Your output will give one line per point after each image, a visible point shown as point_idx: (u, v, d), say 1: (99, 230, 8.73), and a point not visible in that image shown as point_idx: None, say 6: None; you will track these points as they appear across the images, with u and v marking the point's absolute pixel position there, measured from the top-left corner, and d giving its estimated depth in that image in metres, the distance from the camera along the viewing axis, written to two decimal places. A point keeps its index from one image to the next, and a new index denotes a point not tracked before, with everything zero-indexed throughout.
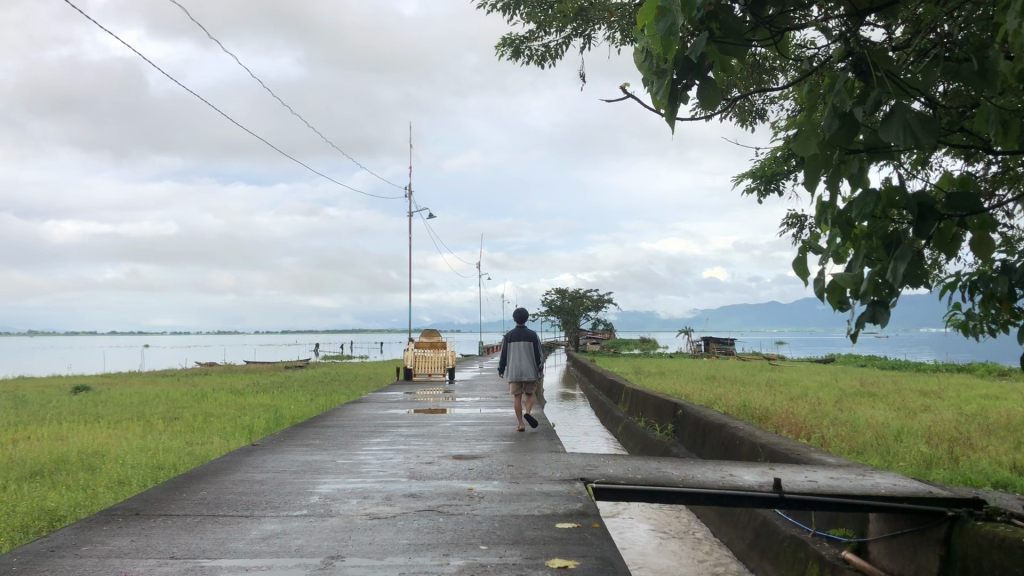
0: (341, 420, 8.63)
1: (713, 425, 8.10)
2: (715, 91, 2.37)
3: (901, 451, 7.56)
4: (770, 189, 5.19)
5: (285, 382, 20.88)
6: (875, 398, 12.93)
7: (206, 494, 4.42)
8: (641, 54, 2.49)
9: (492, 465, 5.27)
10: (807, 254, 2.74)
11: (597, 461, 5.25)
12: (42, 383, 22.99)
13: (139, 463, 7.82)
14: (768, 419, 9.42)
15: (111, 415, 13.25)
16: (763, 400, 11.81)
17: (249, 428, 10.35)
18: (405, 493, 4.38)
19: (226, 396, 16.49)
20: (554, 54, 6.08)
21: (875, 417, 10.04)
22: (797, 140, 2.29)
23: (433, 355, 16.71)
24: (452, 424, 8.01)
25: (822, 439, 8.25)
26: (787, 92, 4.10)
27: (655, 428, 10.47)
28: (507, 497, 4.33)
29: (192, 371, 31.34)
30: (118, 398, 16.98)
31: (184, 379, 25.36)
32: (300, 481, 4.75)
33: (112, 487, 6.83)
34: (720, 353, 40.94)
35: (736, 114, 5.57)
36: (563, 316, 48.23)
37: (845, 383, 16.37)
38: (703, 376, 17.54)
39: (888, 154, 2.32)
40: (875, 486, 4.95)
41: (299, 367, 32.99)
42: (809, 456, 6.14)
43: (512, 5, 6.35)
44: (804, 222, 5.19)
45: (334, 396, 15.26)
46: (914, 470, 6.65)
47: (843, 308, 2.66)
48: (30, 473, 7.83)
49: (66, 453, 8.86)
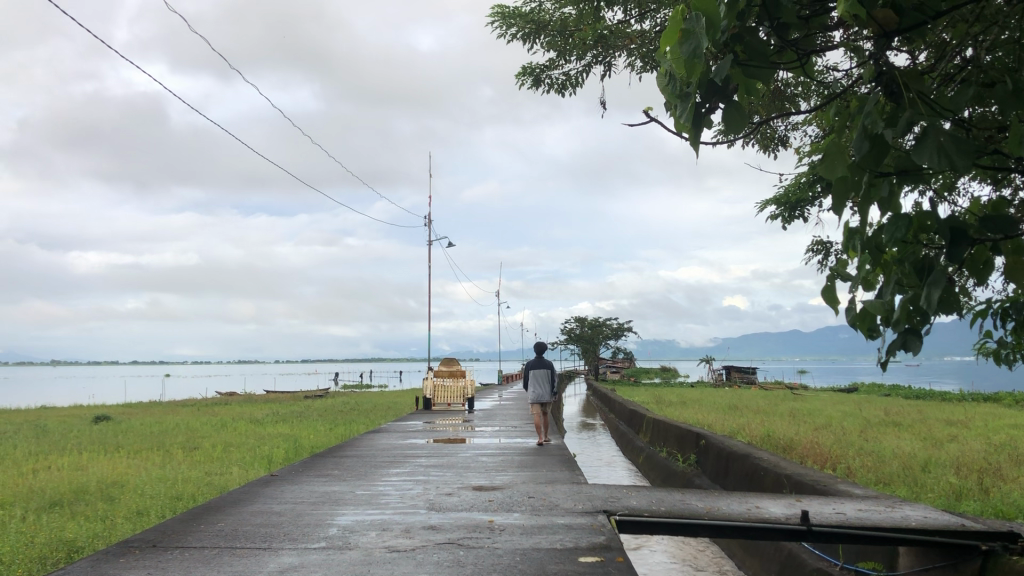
0: (361, 450, 8.58)
1: (737, 455, 7.98)
2: (740, 114, 2.35)
3: (930, 482, 7.41)
4: (795, 216, 5.13)
5: (305, 412, 20.88)
6: (902, 427, 12.72)
7: (224, 526, 4.36)
8: (665, 77, 2.46)
9: (512, 497, 5.19)
10: (836, 281, 2.68)
11: (620, 493, 5.16)
12: (63, 413, 23.10)
13: (158, 493, 7.79)
14: (792, 450, 9.28)
15: (131, 445, 13.24)
16: (787, 430, 11.64)
17: (268, 458, 10.32)
18: (424, 526, 4.31)
19: (246, 426, 16.46)
20: (574, 83, 6.06)
21: (902, 447, 9.87)
22: (824, 163, 2.24)
23: (453, 385, 16.64)
24: (472, 455, 7.93)
25: (848, 470, 8.11)
26: (811, 117, 4.05)
27: (677, 458, 10.34)
28: (528, 529, 4.26)
29: (211, 401, 31.36)
30: (138, 427, 17.00)
31: (204, 408, 25.38)
32: (319, 512, 4.69)
33: (130, 518, 6.80)
34: (741, 382, 40.52)
35: (759, 141, 5.53)
36: (582, 345, 47.96)
37: (870, 413, 16.16)
38: (724, 407, 17.38)
39: (920, 177, 2.26)
40: (905, 518, 4.83)
41: (319, 396, 33.09)
42: (835, 488, 6.02)
43: (532, 34, 6.36)
44: (829, 249, 5.11)
45: (353, 426, 15.17)
46: (943, 503, 6.51)
47: (873, 335, 2.59)
48: (50, 503, 7.82)
49: (86, 484, 8.84)
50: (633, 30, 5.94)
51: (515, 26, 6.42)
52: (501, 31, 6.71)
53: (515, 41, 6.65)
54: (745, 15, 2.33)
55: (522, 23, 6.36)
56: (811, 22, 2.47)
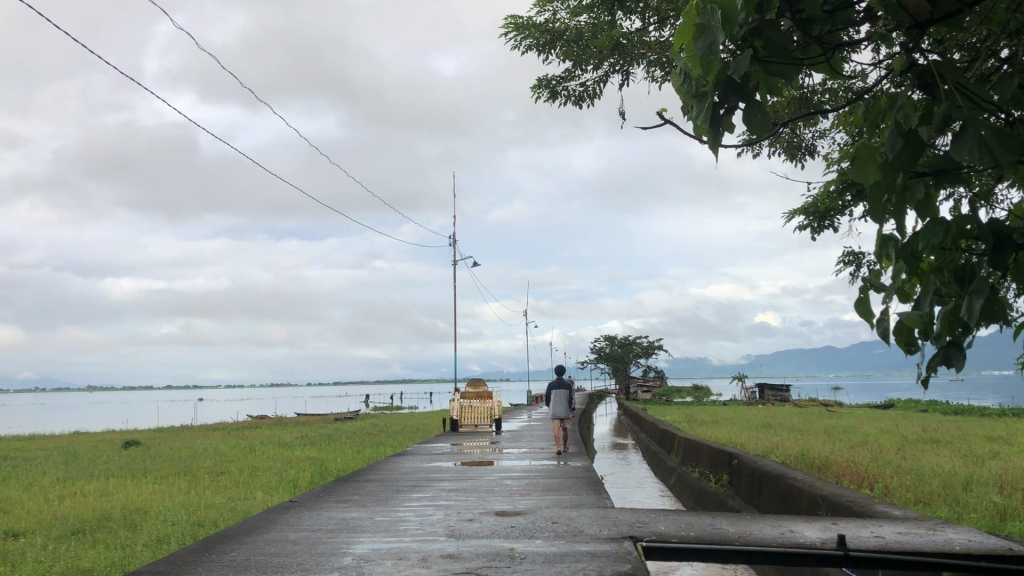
0: (384, 474, 8.42)
1: (770, 475, 7.73)
2: (762, 114, 2.19)
3: (971, 502, 7.13)
4: (824, 226, 4.93)
5: (334, 435, 20.78)
6: (940, 444, 12.37)
7: (236, 555, 4.24)
8: (680, 77, 2.30)
9: (535, 523, 5.00)
10: (869, 292, 2.51)
11: (647, 518, 4.98)
12: (93, 439, 23.12)
13: (180, 520, 7.69)
14: (827, 469, 8.99)
15: (157, 470, 13.17)
16: (822, 448, 11.33)
17: (293, 482, 10.20)
18: (442, 554, 4.15)
19: (273, 450, 16.35)
20: (591, 94, 5.92)
21: (942, 465, 9.55)
22: (854, 166, 2.08)
23: (480, 406, 16.48)
24: (496, 478, 7.73)
25: (886, 489, 7.83)
26: (839, 120, 3.88)
27: (709, 479, 10.09)
28: (550, 558, 4.08)
29: (242, 425, 31.36)
30: (167, 452, 16.95)
31: (233, 433, 25.35)
32: (334, 541, 4.54)
33: (150, 546, 6.69)
34: (774, 399, 39.97)
35: (785, 150, 5.36)
36: (612, 364, 47.59)
37: (906, 429, 15.74)
38: (757, 425, 17.08)
39: (960, 177, 2.08)
40: (948, 542, 4.58)
41: (346, 419, 32.93)
42: (873, 509, 5.78)
43: (547, 45, 6.24)
44: (861, 259, 4.90)
45: (381, 449, 15.01)
46: (987, 523, 6.24)
47: (912, 350, 2.41)
48: (72, 531, 7.74)
49: (109, 511, 8.75)
50: (651, 36, 5.81)
51: (530, 37, 6.31)
52: (516, 43, 6.60)
53: (530, 53, 6.53)
54: (765, 9, 2.18)
55: (538, 34, 6.25)
56: (835, 17, 2.30)
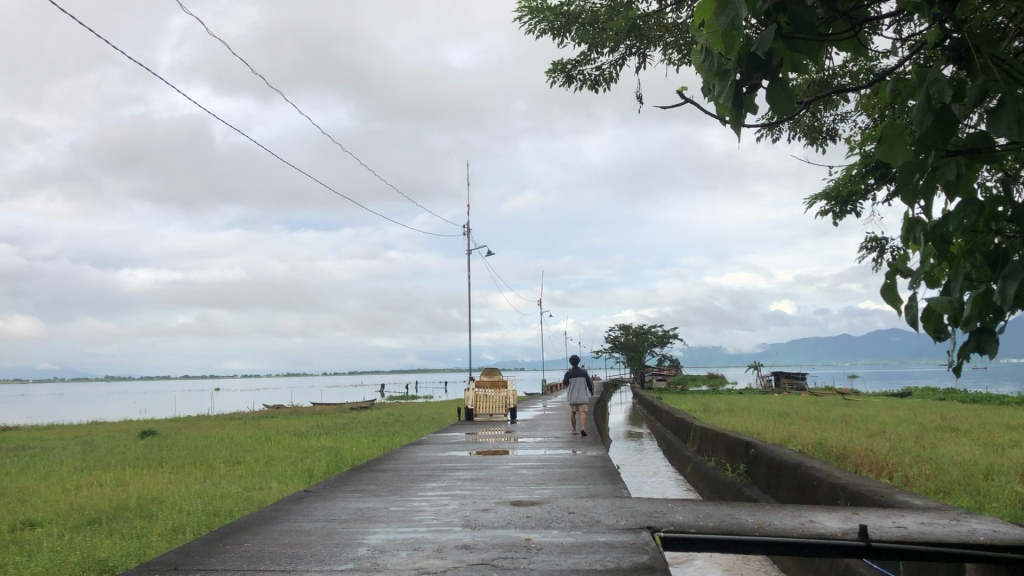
0: (400, 463, 8.40)
1: (788, 464, 7.65)
2: (785, 93, 2.11)
3: (993, 491, 7.02)
4: (847, 211, 4.83)
5: (350, 425, 20.79)
6: (959, 433, 12.22)
7: (250, 546, 4.20)
8: (700, 54, 2.23)
9: (551, 513, 4.95)
10: (895, 278, 2.43)
11: (665, 507, 4.92)
12: (111, 429, 23.10)
13: (196, 510, 7.67)
14: (846, 458, 8.91)
15: (175, 460, 13.18)
16: (840, 437, 11.23)
17: (309, 471, 10.19)
18: (457, 545, 4.10)
19: (289, 440, 16.35)
20: (608, 77, 5.83)
21: (962, 454, 9.44)
22: (881, 146, 2.01)
23: (495, 396, 16.44)
24: (513, 468, 7.68)
25: (905, 479, 7.74)
26: (864, 102, 3.78)
27: (726, 468, 10.01)
28: (567, 548, 4.02)
29: (257, 415, 31.41)
30: (183, 442, 16.97)
31: (248, 422, 25.37)
32: (349, 531, 4.49)
33: (166, 536, 6.68)
34: (791, 388, 39.71)
35: (805, 134, 5.27)
36: (627, 353, 47.44)
37: (924, 418, 15.59)
38: (773, 414, 17.00)
39: (994, 156, 1.98)
40: (972, 532, 4.51)
41: (362, 409, 32.97)
42: (894, 499, 5.69)
43: (562, 28, 6.16)
44: (885, 245, 4.80)
45: (395, 438, 14.96)
46: (1009, 513, 6.16)
47: (940, 337, 2.34)
48: (88, 521, 7.75)
49: (125, 500, 8.76)
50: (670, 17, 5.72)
51: (544, 20, 6.22)
52: (530, 26, 6.51)
53: (544, 37, 6.44)
54: None
55: (552, 17, 6.16)
56: None
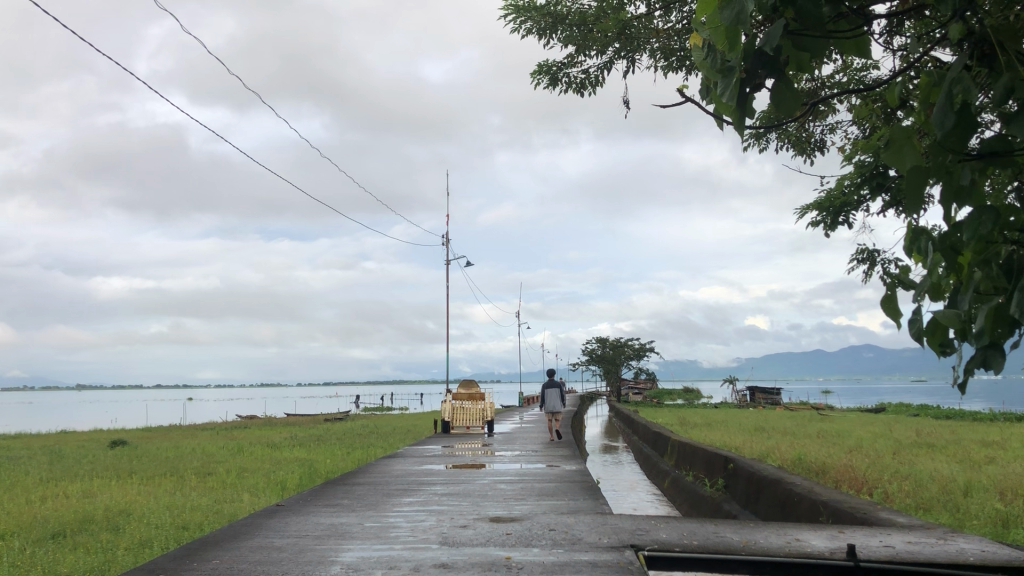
0: (374, 477, 8.23)
1: (768, 480, 7.55)
2: (792, 92, 2.00)
3: (974, 509, 6.94)
4: (839, 222, 4.74)
5: (324, 436, 20.49)
6: (934, 449, 12.20)
7: (218, 564, 4.03)
8: (703, 49, 2.12)
9: (531, 529, 4.81)
10: (898, 290, 2.31)
11: (648, 525, 4.79)
12: (79, 439, 22.63)
13: (164, 522, 7.45)
14: (825, 474, 8.83)
15: (143, 471, 12.88)
16: (818, 452, 11.15)
17: (281, 483, 9.98)
18: (435, 564, 3.95)
19: (261, 451, 16.06)
20: (594, 80, 5.73)
21: (940, 470, 9.39)
22: (889, 150, 1.92)
23: (472, 408, 16.27)
24: (490, 482, 7.53)
25: (885, 495, 7.68)
26: (860, 109, 3.70)
27: (704, 483, 9.89)
28: (548, 568, 3.87)
29: (230, 425, 30.96)
30: (154, 453, 16.63)
31: (220, 433, 24.94)
32: (322, 548, 4.33)
33: (132, 550, 6.47)
34: (767, 402, 39.78)
35: (792, 144, 5.20)
36: (603, 366, 47.35)
37: (900, 434, 15.58)
38: (750, 428, 16.92)
39: (1012, 162, 1.89)
40: (960, 552, 4.42)
41: (337, 420, 32.63)
42: (877, 516, 5.59)
43: (549, 29, 6.06)
44: (875, 257, 4.71)
45: (370, 451, 14.72)
46: (989, 530, 6.10)
47: (946, 352, 2.22)
48: (52, 534, 7.50)
49: (91, 513, 8.50)
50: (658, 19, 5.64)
51: (530, 20, 6.11)
52: (515, 26, 6.40)
53: (530, 38, 6.34)
54: None
55: (538, 17, 6.06)
56: None
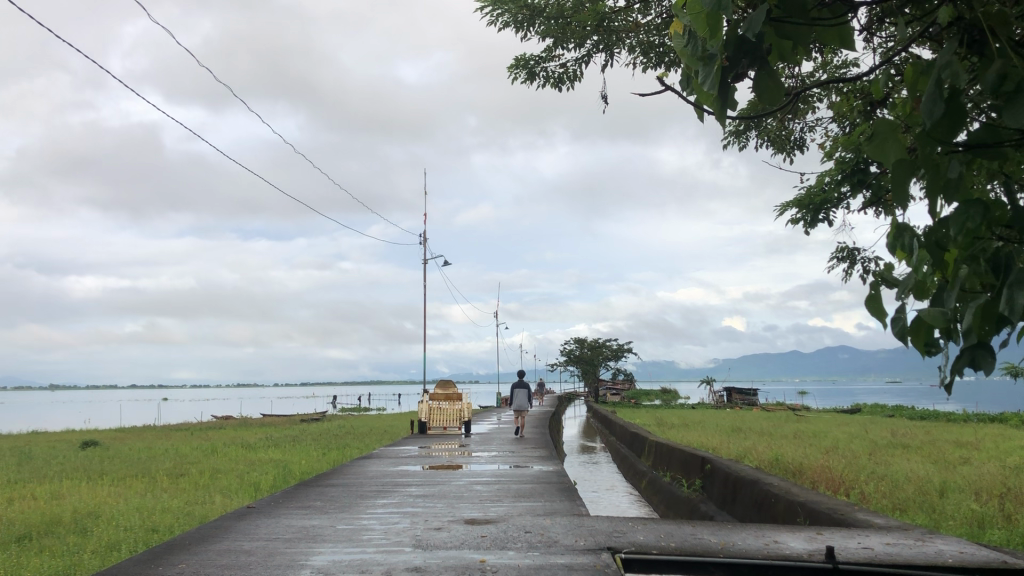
0: (348, 478, 8.13)
1: (745, 481, 7.51)
2: (775, 81, 1.93)
3: (949, 509, 6.93)
4: (819, 219, 4.69)
5: (300, 436, 20.31)
6: (910, 450, 12.22)
7: (184, 568, 3.92)
8: (683, 36, 2.05)
9: (507, 532, 4.73)
10: (881, 288, 2.25)
11: (625, 527, 4.73)
12: (50, 439, 22.24)
13: (134, 525, 7.31)
14: (801, 475, 8.80)
15: (114, 472, 12.68)
16: (795, 453, 11.12)
17: (255, 485, 9.84)
18: (408, 568, 3.86)
19: (236, 452, 15.88)
20: (572, 74, 5.67)
21: (915, 471, 9.39)
22: (873, 144, 1.87)
23: (449, 409, 16.16)
24: (465, 483, 7.44)
25: (862, 496, 7.65)
26: (844, 104, 3.65)
27: (681, 483, 9.86)
28: (523, 571, 3.80)
29: (204, 426, 30.56)
30: (126, 454, 16.38)
31: (195, 433, 24.63)
32: (292, 552, 4.24)
33: (99, 553, 6.33)
34: (743, 403, 39.83)
35: (772, 142, 5.16)
36: (581, 367, 47.26)
37: (876, 435, 15.61)
38: (727, 429, 16.90)
39: (1000, 153, 1.84)
40: (939, 553, 4.38)
41: (314, 420, 32.39)
42: (854, 517, 5.56)
43: (526, 22, 5.99)
44: (855, 255, 4.67)
45: (346, 452, 14.57)
46: (966, 531, 6.08)
47: (930, 351, 2.15)
48: (18, 537, 7.35)
49: (60, 515, 8.34)
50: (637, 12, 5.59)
51: (508, 13, 6.05)
52: (492, 19, 6.32)
53: (507, 31, 6.26)
54: None
55: (516, 9, 5.99)
56: None
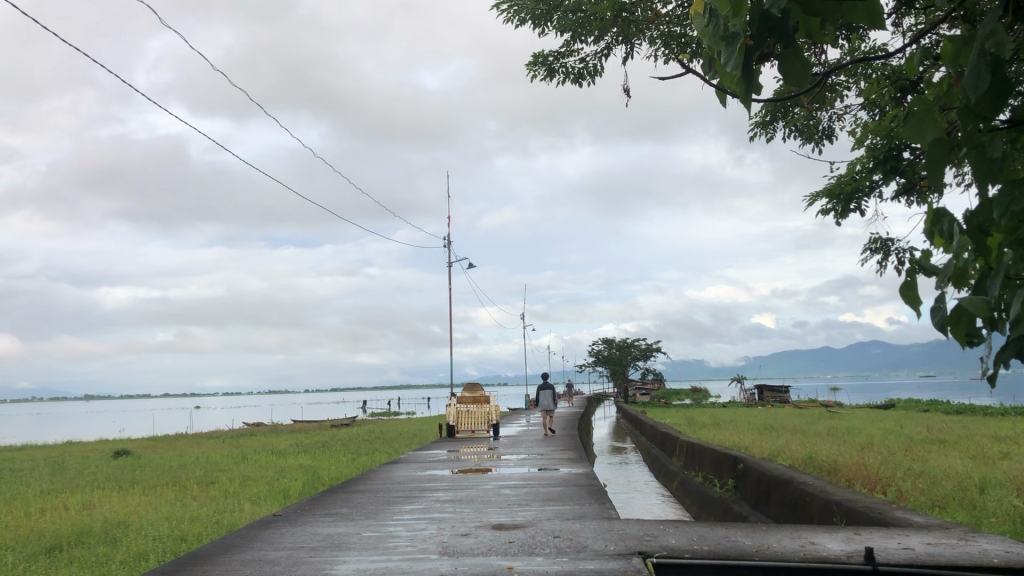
0: (375, 483, 8.07)
1: (779, 480, 7.36)
2: (800, 62, 1.83)
3: (990, 506, 6.73)
4: (850, 209, 4.56)
5: (329, 442, 20.31)
6: (947, 445, 11.95)
7: None
8: (703, 17, 1.95)
9: (535, 537, 4.63)
10: (918, 276, 2.12)
11: (656, 530, 4.61)
12: (85, 449, 22.37)
13: (162, 534, 7.28)
14: (837, 473, 8.61)
15: (145, 481, 12.70)
16: (830, 451, 10.91)
17: (283, 492, 9.80)
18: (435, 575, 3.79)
19: (266, 459, 15.87)
20: (592, 69, 5.56)
21: (954, 467, 9.16)
22: (908, 124, 1.75)
23: (477, 411, 16.08)
24: (493, 487, 7.35)
25: (899, 494, 7.47)
26: (873, 89, 3.51)
27: (714, 483, 9.69)
28: None
29: (234, 433, 30.67)
30: (158, 462, 16.45)
31: (226, 440, 24.74)
32: (316, 560, 4.17)
33: (127, 563, 6.31)
34: (774, 401, 39.38)
35: (800, 132, 5.03)
36: (610, 367, 46.97)
37: (912, 430, 15.32)
38: (759, 427, 16.67)
39: None
40: (983, 553, 4.22)
41: (343, 425, 32.39)
42: (892, 517, 5.40)
43: (544, 16, 5.91)
44: (889, 246, 4.53)
45: (375, 457, 14.50)
46: (1008, 528, 5.91)
47: (971, 342, 2.02)
48: (48, 548, 7.36)
49: (89, 525, 8.34)
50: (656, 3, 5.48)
51: (525, 8, 5.97)
52: (509, 16, 6.25)
53: (524, 26, 6.17)
54: None
55: (533, 5, 5.91)
56: None
